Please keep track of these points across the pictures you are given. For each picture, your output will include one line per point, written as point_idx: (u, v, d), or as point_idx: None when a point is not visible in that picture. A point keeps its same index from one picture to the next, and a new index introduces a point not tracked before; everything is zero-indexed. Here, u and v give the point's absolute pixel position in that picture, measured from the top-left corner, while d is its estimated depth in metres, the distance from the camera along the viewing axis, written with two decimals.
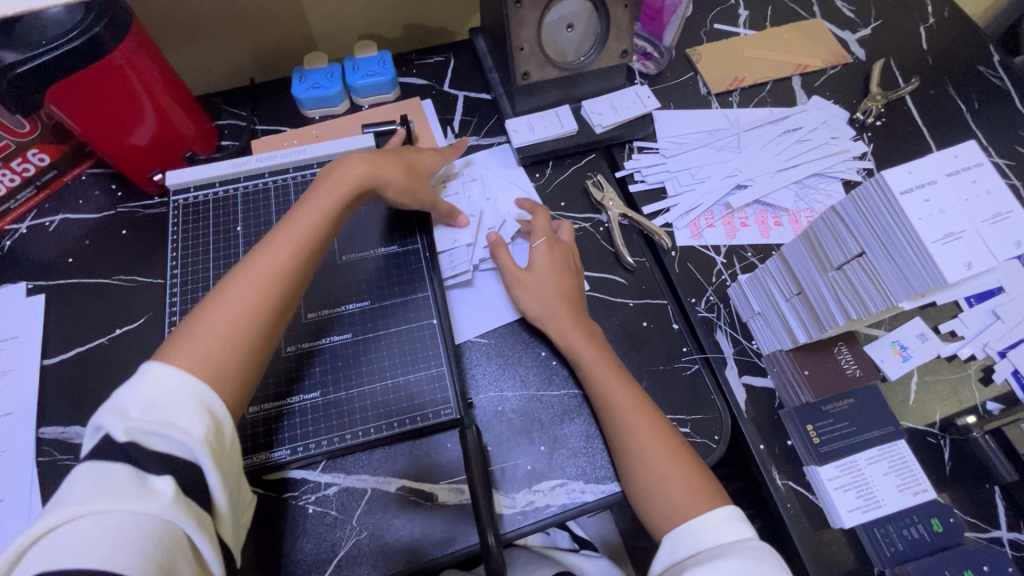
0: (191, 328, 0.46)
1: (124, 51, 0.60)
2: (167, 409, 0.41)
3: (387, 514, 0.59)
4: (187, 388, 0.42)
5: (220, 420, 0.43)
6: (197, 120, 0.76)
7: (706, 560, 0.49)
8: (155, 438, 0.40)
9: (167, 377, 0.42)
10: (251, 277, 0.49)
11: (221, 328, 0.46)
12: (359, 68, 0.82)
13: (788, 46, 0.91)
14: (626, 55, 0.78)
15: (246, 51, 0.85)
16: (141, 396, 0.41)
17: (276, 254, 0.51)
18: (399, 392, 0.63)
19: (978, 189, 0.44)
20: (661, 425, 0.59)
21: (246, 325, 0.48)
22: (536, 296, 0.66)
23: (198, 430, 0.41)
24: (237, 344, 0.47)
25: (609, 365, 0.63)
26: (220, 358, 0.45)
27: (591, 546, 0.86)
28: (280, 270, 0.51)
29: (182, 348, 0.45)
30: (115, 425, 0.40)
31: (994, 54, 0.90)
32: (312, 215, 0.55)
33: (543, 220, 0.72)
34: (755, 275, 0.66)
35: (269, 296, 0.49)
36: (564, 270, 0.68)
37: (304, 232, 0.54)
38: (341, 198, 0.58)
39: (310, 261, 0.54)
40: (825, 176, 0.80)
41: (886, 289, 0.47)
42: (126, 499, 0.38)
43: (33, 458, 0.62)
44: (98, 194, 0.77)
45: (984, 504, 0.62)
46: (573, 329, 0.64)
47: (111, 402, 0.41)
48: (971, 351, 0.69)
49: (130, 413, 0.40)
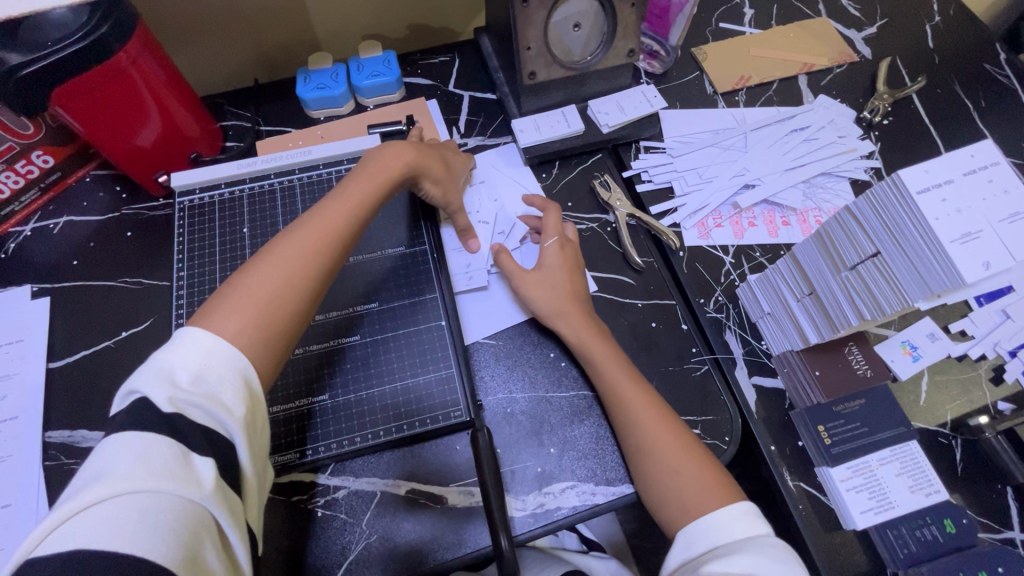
0: (231, 296, 0.48)
1: (130, 53, 0.60)
2: (211, 384, 0.42)
3: (397, 518, 0.59)
4: (230, 364, 0.44)
5: (257, 398, 0.45)
6: (202, 120, 0.75)
7: (721, 556, 0.49)
8: (194, 410, 0.41)
9: (213, 349, 0.44)
10: (291, 254, 0.51)
11: (261, 301, 0.48)
12: (364, 68, 0.82)
13: (794, 45, 0.91)
14: (632, 55, 0.77)
15: (250, 52, 0.84)
16: (189, 365, 0.42)
17: (315, 237, 0.53)
18: (410, 394, 0.63)
19: (995, 189, 0.44)
20: (673, 423, 0.59)
21: (282, 302, 0.49)
22: (544, 294, 0.66)
23: (237, 408, 0.43)
24: (276, 318, 0.48)
25: (619, 364, 0.62)
26: (260, 331, 0.47)
27: (599, 546, 0.86)
28: (318, 253, 0.52)
29: (223, 316, 0.46)
30: (161, 393, 0.40)
31: (1001, 53, 0.90)
32: (348, 202, 0.57)
33: (554, 219, 0.70)
34: (765, 276, 0.65)
35: (307, 278, 0.51)
36: (573, 267, 0.68)
37: (342, 219, 0.55)
38: (376, 190, 0.59)
39: (345, 247, 0.55)
40: (833, 175, 0.80)
41: (901, 289, 0.46)
42: (169, 481, 0.37)
43: (40, 462, 0.61)
44: (102, 195, 0.76)
45: (996, 504, 0.62)
46: (583, 329, 0.64)
47: (157, 366, 0.42)
48: (981, 350, 0.68)
49: (177, 381, 0.41)
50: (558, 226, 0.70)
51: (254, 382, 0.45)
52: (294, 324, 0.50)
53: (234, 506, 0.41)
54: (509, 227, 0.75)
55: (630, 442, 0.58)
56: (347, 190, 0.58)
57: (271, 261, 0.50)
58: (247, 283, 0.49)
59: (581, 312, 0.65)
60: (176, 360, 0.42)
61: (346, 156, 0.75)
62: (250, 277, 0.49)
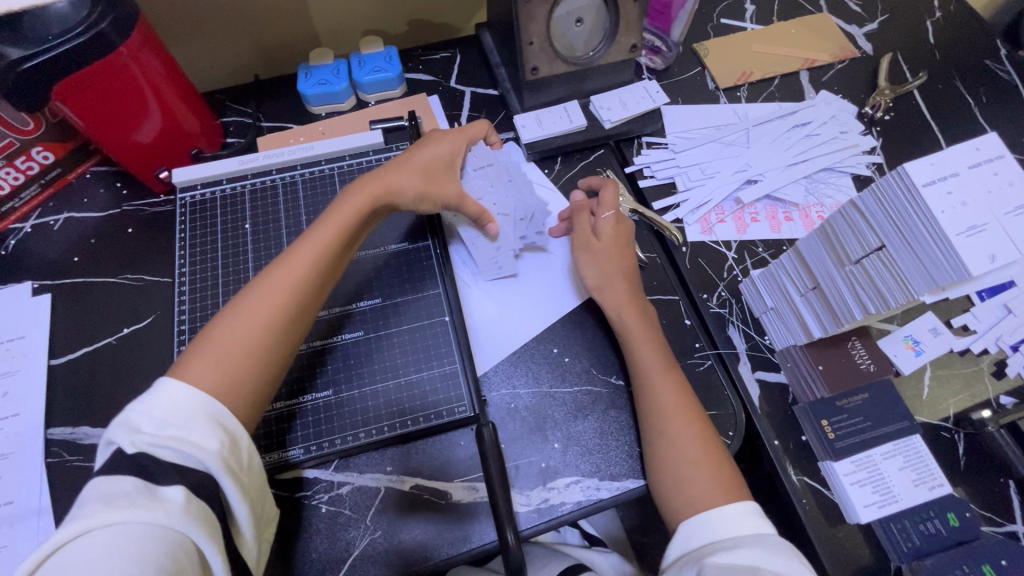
0: (202, 346, 0.48)
1: (131, 47, 0.60)
2: (178, 426, 0.42)
3: (401, 512, 0.59)
4: (198, 407, 0.44)
5: (235, 436, 0.45)
6: (202, 117, 0.75)
7: (725, 547, 0.49)
8: (163, 450, 0.41)
9: (179, 395, 0.44)
10: (261, 297, 0.51)
11: (232, 347, 0.48)
12: (365, 63, 0.81)
13: (796, 41, 0.90)
14: (634, 50, 0.77)
15: (251, 48, 0.84)
16: (151, 412, 0.42)
17: (285, 276, 0.53)
18: (412, 390, 0.63)
19: (1000, 182, 0.44)
20: (694, 413, 0.59)
21: (257, 346, 0.50)
22: (598, 263, 0.67)
23: (211, 445, 0.43)
24: (248, 361, 0.49)
25: (654, 347, 0.63)
26: (232, 375, 0.47)
27: (601, 543, 0.85)
28: (289, 292, 0.52)
29: (194, 366, 0.47)
30: (126, 439, 0.41)
31: (1001, 49, 0.90)
32: (325, 235, 0.57)
33: (610, 193, 0.70)
34: (768, 270, 0.65)
35: (277, 318, 0.51)
36: (626, 244, 0.68)
37: (314, 252, 0.55)
38: (352, 218, 0.59)
39: (320, 282, 0.55)
40: (835, 170, 0.80)
41: (907, 282, 0.46)
42: (137, 510, 0.38)
43: (42, 459, 0.61)
44: (103, 192, 0.76)
45: (999, 498, 0.62)
46: (628, 306, 0.64)
47: (121, 417, 0.42)
48: (983, 345, 0.68)
49: (143, 429, 0.42)
50: (614, 200, 0.70)
51: (227, 422, 0.45)
52: (269, 366, 0.50)
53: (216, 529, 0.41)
54: (531, 213, 0.71)
55: (648, 433, 0.59)
56: (322, 221, 0.58)
57: (241, 307, 0.51)
58: (218, 331, 0.49)
59: (631, 288, 0.66)
60: (139, 410, 0.43)
61: (348, 153, 0.75)
62: (221, 325, 0.50)
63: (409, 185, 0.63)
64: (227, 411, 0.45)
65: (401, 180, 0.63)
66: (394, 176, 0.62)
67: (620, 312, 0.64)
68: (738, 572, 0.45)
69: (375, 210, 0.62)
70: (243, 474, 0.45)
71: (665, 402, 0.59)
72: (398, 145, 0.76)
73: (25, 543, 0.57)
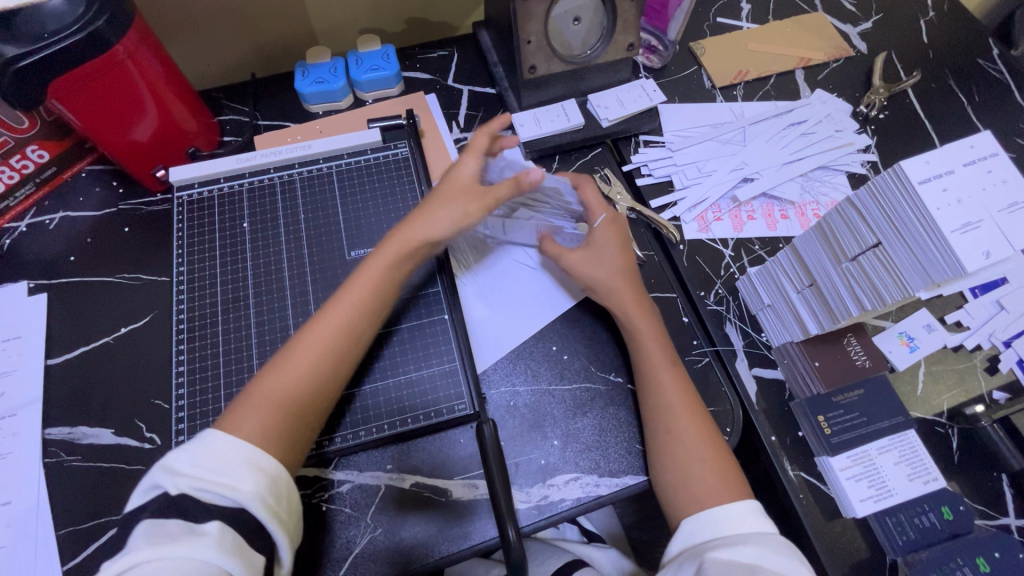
0: (245, 401, 0.52)
1: (128, 46, 0.59)
2: (215, 469, 0.45)
3: (402, 509, 0.59)
4: (236, 452, 0.47)
5: (274, 477, 0.47)
6: (199, 115, 0.75)
7: (727, 544, 0.49)
8: (205, 492, 0.44)
9: (217, 442, 0.47)
10: (295, 360, 0.54)
11: (267, 409, 0.51)
12: (363, 62, 0.81)
13: (792, 40, 0.91)
14: (632, 49, 0.77)
15: (247, 46, 0.84)
16: (190, 457, 0.46)
17: (315, 337, 0.55)
18: (412, 389, 0.63)
19: (993, 179, 0.45)
20: (697, 408, 0.59)
21: (296, 396, 0.53)
22: (596, 267, 0.66)
23: (247, 486, 0.45)
24: (285, 414, 0.52)
25: (662, 345, 0.63)
26: (272, 432, 0.50)
27: (599, 539, 0.86)
28: (322, 353, 0.55)
29: (234, 423, 0.50)
30: (169, 481, 0.45)
31: (994, 48, 0.91)
32: (363, 284, 0.58)
33: (593, 193, 0.70)
34: (765, 268, 0.66)
35: (311, 377, 0.54)
36: (625, 246, 0.68)
37: (346, 306, 0.57)
38: (388, 266, 0.59)
39: (359, 333, 0.57)
40: (830, 169, 0.80)
41: (903, 279, 0.47)
42: (178, 543, 0.41)
43: (40, 459, 0.61)
44: (99, 190, 0.75)
45: (992, 491, 0.63)
46: (633, 305, 0.64)
47: (164, 461, 0.46)
48: (976, 341, 0.69)
49: (185, 472, 0.45)
50: (603, 202, 0.70)
51: (263, 463, 0.47)
52: (305, 423, 0.53)
53: (254, 563, 0.43)
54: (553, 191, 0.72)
55: (653, 427, 0.59)
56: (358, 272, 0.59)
57: (275, 369, 0.54)
58: (253, 394, 0.52)
59: (634, 288, 0.66)
60: (180, 455, 0.46)
61: (346, 151, 0.75)
62: (255, 388, 0.53)
63: (445, 222, 0.61)
64: (267, 455, 0.48)
65: (437, 221, 0.60)
66: (430, 216, 0.61)
67: (625, 310, 0.64)
68: (741, 570, 0.46)
69: (416, 257, 0.61)
70: (282, 511, 0.47)
71: (669, 396, 0.59)
72: (397, 144, 0.76)
73: (24, 543, 0.57)
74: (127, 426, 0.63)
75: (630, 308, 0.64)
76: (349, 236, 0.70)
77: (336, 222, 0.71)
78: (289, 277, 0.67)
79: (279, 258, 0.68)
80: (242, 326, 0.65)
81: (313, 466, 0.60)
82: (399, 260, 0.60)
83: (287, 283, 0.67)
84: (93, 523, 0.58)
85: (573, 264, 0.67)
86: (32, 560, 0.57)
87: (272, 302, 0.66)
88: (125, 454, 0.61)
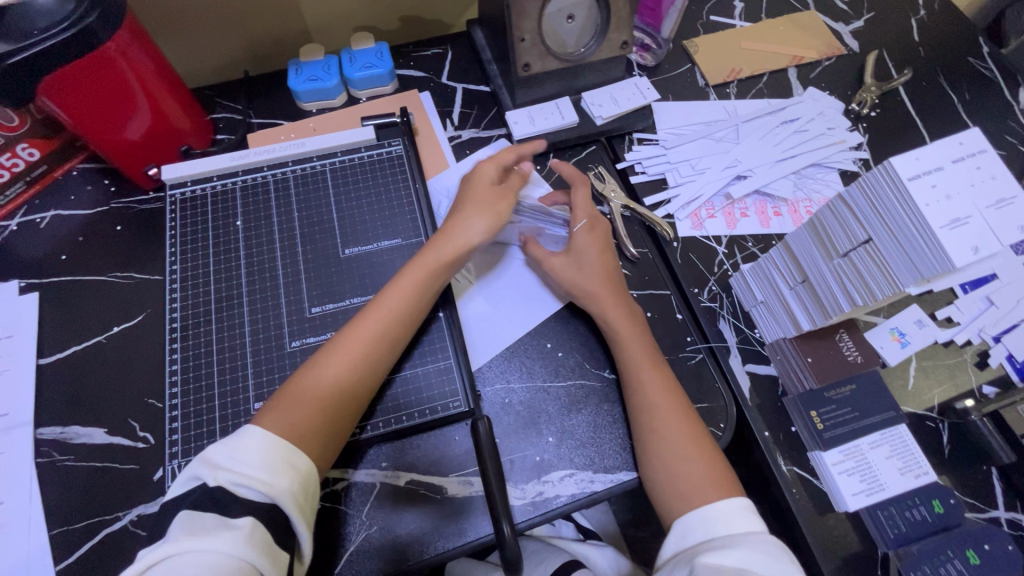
0: (283, 399, 0.53)
1: (118, 43, 0.59)
2: (254, 465, 0.47)
3: (397, 507, 0.59)
4: (275, 448, 0.48)
5: (306, 476, 0.49)
6: (191, 113, 0.74)
7: (716, 547, 0.50)
8: (242, 487, 0.45)
9: (256, 437, 0.48)
10: (331, 366, 0.55)
11: (304, 411, 0.52)
12: (356, 59, 0.81)
13: (784, 38, 0.92)
14: (626, 46, 0.78)
15: (240, 43, 0.83)
16: (232, 450, 0.47)
17: (351, 345, 0.57)
18: (407, 387, 0.63)
19: (982, 175, 0.45)
20: (684, 408, 0.60)
21: (331, 399, 0.54)
22: (574, 275, 0.67)
23: (282, 484, 0.47)
24: (318, 415, 0.53)
25: (645, 347, 0.63)
26: (307, 434, 0.52)
27: (595, 535, 0.86)
28: (358, 360, 0.56)
29: (271, 420, 0.51)
30: (208, 473, 0.46)
31: (984, 46, 0.91)
32: (401, 290, 0.60)
33: (583, 197, 0.70)
34: (758, 265, 0.66)
35: (346, 383, 0.55)
36: (605, 251, 0.69)
37: (385, 311, 0.59)
38: (426, 275, 0.61)
39: (396, 338, 0.59)
40: (823, 166, 0.81)
41: (893, 275, 0.47)
42: (209, 537, 0.42)
43: (32, 459, 0.61)
44: (90, 189, 0.75)
45: (982, 485, 0.64)
46: (614, 307, 0.65)
47: (205, 454, 0.47)
48: (966, 336, 0.70)
49: (225, 466, 0.46)
50: (587, 208, 0.70)
51: (298, 462, 0.49)
52: (338, 427, 0.54)
53: (278, 560, 0.44)
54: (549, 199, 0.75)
55: (639, 426, 0.59)
56: (398, 279, 0.61)
57: (311, 374, 0.55)
58: (290, 395, 0.53)
59: (615, 293, 0.66)
60: (220, 449, 0.48)
61: (340, 149, 0.75)
62: (292, 391, 0.54)
63: (479, 229, 0.64)
64: (302, 454, 0.50)
65: (471, 228, 0.64)
66: (466, 223, 0.64)
67: (607, 312, 0.64)
68: (730, 573, 0.46)
69: (453, 265, 0.63)
70: (309, 511, 0.48)
71: (660, 392, 0.60)
72: (391, 142, 0.76)
73: (16, 543, 0.57)
74: (120, 426, 0.62)
75: (610, 312, 0.64)
76: (343, 234, 0.70)
77: (329, 220, 0.71)
78: (282, 276, 0.67)
79: (272, 256, 0.68)
80: (236, 325, 0.64)
81: (337, 465, 0.61)
82: (439, 268, 0.62)
83: (281, 282, 0.67)
84: (86, 523, 0.58)
85: (554, 269, 0.68)
86: (25, 560, 0.56)
87: (265, 301, 0.66)
88: (118, 453, 0.61)
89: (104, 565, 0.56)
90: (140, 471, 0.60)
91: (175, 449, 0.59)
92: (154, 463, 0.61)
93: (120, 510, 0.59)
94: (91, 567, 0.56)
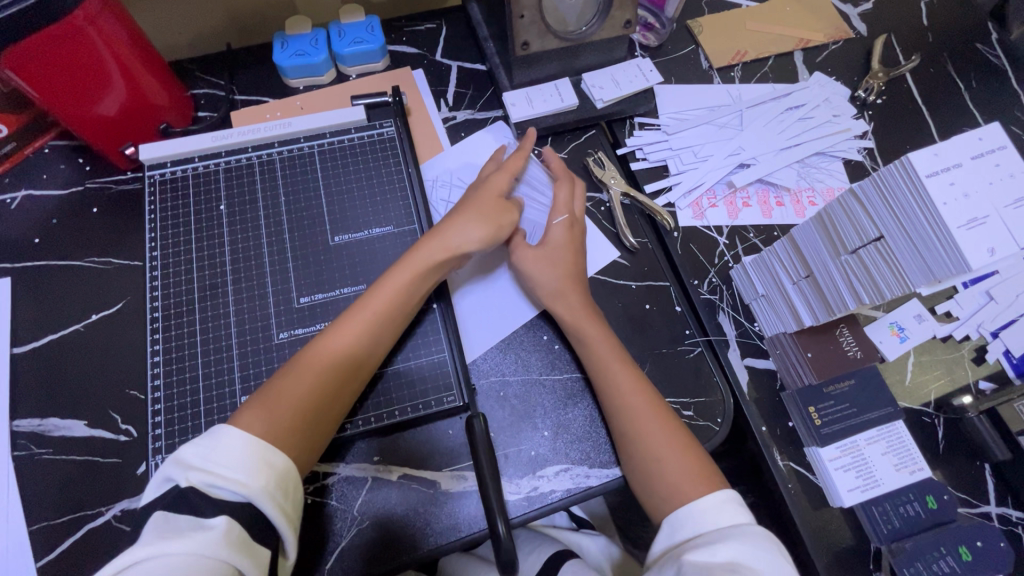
0: (262, 399, 0.51)
1: (87, 11, 0.55)
2: (229, 464, 0.44)
3: (389, 501, 0.58)
4: (252, 447, 0.46)
5: (284, 473, 0.46)
6: (169, 87, 0.70)
7: (703, 544, 0.48)
8: (218, 488, 0.43)
9: (231, 435, 0.46)
10: (313, 365, 0.53)
11: (284, 412, 0.50)
12: (346, 34, 0.77)
13: (791, 20, 0.88)
14: (629, 26, 0.73)
15: (221, 15, 0.78)
16: (204, 449, 0.45)
17: (331, 348, 0.54)
18: (400, 380, 0.61)
19: (1000, 173, 0.44)
20: (661, 408, 0.59)
21: (309, 401, 0.52)
22: (547, 271, 0.65)
23: (256, 481, 0.44)
24: (296, 419, 0.50)
25: (610, 346, 0.62)
26: (287, 436, 0.49)
27: (588, 523, 0.87)
28: (341, 364, 0.54)
29: (248, 419, 0.49)
30: (181, 474, 0.43)
31: (993, 32, 0.89)
32: (390, 289, 0.58)
33: (563, 193, 0.68)
34: (760, 258, 0.65)
35: (325, 388, 0.53)
36: (576, 250, 0.67)
37: (372, 307, 0.57)
38: (416, 275, 0.59)
39: (380, 340, 0.57)
40: (826, 155, 0.79)
41: (904, 275, 0.46)
42: (182, 540, 0.39)
43: (9, 452, 0.58)
44: (63, 167, 0.71)
45: (974, 480, 0.64)
46: (582, 309, 0.63)
47: (177, 454, 0.45)
48: (965, 332, 0.69)
49: (196, 463, 0.44)
50: (568, 203, 0.68)
51: (275, 460, 0.46)
52: (316, 432, 0.52)
53: (260, 558, 0.42)
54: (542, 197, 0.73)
55: (620, 422, 0.58)
56: (385, 280, 0.59)
57: (290, 376, 0.52)
58: (271, 394, 0.51)
59: (580, 292, 0.65)
60: (193, 448, 0.45)
61: (327, 129, 0.71)
62: (273, 388, 0.52)
63: (476, 234, 0.62)
64: (279, 452, 0.47)
65: (469, 234, 0.62)
66: (463, 228, 0.62)
67: (582, 323, 0.62)
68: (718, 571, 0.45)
69: (444, 267, 0.61)
70: (290, 508, 0.46)
71: (634, 389, 0.59)
72: (382, 123, 0.73)
73: None
74: (101, 418, 0.60)
75: (581, 317, 0.63)
76: (332, 220, 0.67)
77: (318, 206, 0.68)
78: (268, 263, 0.64)
79: (257, 242, 0.65)
80: (220, 315, 0.62)
81: (324, 459, 0.59)
82: (428, 268, 0.59)
83: (267, 268, 0.64)
84: (68, 518, 0.56)
85: (526, 265, 0.65)
86: (5, 557, 0.55)
87: (250, 289, 0.63)
88: (100, 447, 0.59)
89: (88, 561, 0.55)
90: (123, 466, 0.58)
91: (159, 444, 0.57)
92: (138, 457, 0.59)
93: (103, 505, 0.57)
94: (74, 565, 0.55)
